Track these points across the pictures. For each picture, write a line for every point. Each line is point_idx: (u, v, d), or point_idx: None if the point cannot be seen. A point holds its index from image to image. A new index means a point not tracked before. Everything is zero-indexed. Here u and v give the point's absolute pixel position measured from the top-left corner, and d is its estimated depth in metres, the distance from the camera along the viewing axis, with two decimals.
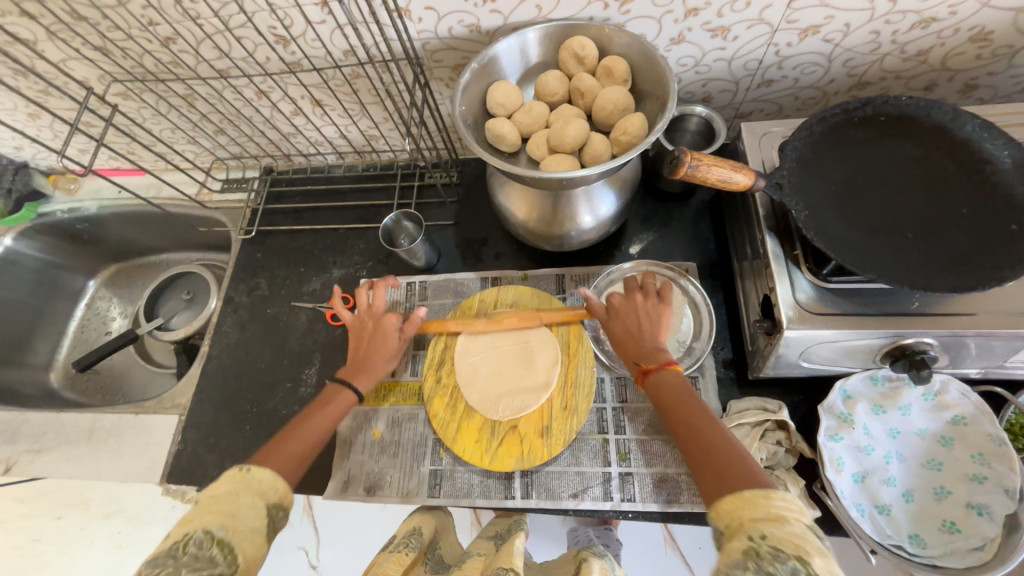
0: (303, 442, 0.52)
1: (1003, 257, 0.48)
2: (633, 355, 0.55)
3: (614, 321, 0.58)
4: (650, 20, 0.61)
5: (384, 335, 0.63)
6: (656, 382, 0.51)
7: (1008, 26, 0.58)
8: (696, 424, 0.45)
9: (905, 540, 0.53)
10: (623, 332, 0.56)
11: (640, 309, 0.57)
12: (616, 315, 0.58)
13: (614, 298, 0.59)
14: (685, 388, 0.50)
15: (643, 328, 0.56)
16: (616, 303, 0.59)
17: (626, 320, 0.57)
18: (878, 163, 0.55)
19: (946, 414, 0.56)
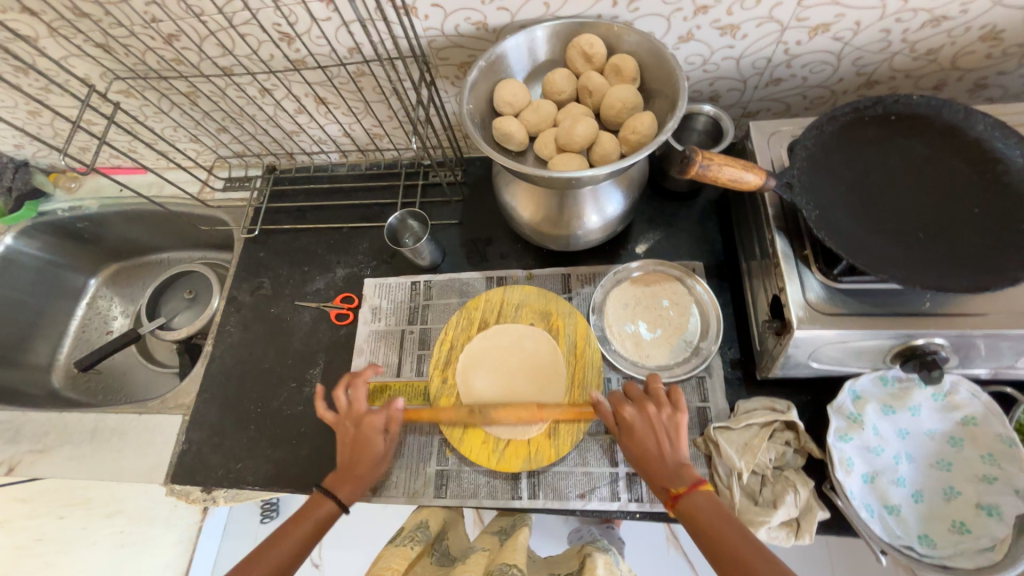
0: (277, 557, 0.51)
1: (1016, 258, 0.47)
2: (660, 481, 0.51)
3: (631, 437, 0.54)
4: (659, 18, 0.60)
5: (369, 443, 0.59)
6: (686, 506, 0.48)
7: (1019, 25, 0.58)
8: (737, 556, 0.43)
9: (914, 541, 0.53)
10: (642, 452, 0.53)
11: (656, 422, 0.54)
12: (628, 429, 0.54)
13: (625, 413, 0.54)
14: (720, 512, 0.47)
15: (658, 445, 0.52)
16: (629, 417, 0.54)
17: (643, 438, 0.53)
18: (889, 163, 0.55)
19: (956, 414, 0.56)
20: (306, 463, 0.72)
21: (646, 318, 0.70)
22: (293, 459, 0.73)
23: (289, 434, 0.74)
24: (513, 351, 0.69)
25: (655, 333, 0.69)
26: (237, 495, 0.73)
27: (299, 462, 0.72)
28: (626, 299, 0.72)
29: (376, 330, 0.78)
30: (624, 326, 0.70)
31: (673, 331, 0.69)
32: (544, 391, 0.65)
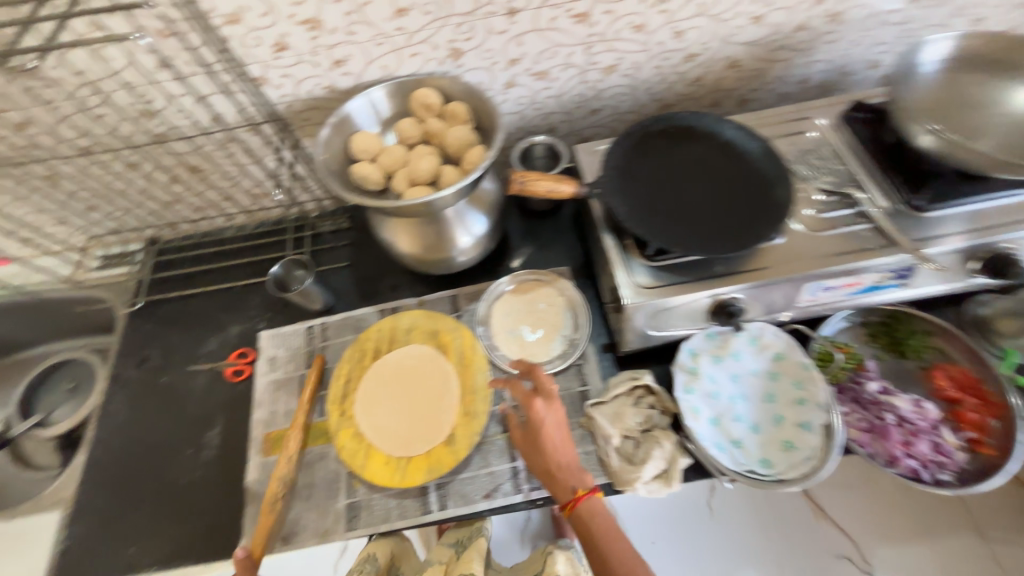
0: None
1: (765, 222, 0.62)
2: (565, 479, 0.59)
3: (538, 435, 0.61)
4: (483, 71, 0.73)
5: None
6: (581, 511, 0.57)
7: (746, 56, 0.78)
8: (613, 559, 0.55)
9: (757, 466, 0.63)
10: (551, 449, 0.61)
11: (561, 423, 0.62)
12: (538, 432, 0.61)
13: (535, 408, 0.61)
14: (604, 514, 0.58)
15: (560, 443, 0.61)
16: (540, 413, 0.61)
17: (552, 437, 0.61)
18: (671, 163, 0.69)
19: (769, 353, 0.67)
20: (210, 528, 0.70)
21: (527, 322, 0.79)
22: (194, 527, 0.70)
23: (188, 503, 0.72)
24: (399, 374, 0.72)
25: (536, 334, 0.78)
26: None
27: (201, 529, 0.70)
28: (509, 308, 0.81)
29: (274, 380, 0.79)
30: (508, 332, 0.78)
31: (551, 329, 0.78)
32: (439, 404, 0.69)
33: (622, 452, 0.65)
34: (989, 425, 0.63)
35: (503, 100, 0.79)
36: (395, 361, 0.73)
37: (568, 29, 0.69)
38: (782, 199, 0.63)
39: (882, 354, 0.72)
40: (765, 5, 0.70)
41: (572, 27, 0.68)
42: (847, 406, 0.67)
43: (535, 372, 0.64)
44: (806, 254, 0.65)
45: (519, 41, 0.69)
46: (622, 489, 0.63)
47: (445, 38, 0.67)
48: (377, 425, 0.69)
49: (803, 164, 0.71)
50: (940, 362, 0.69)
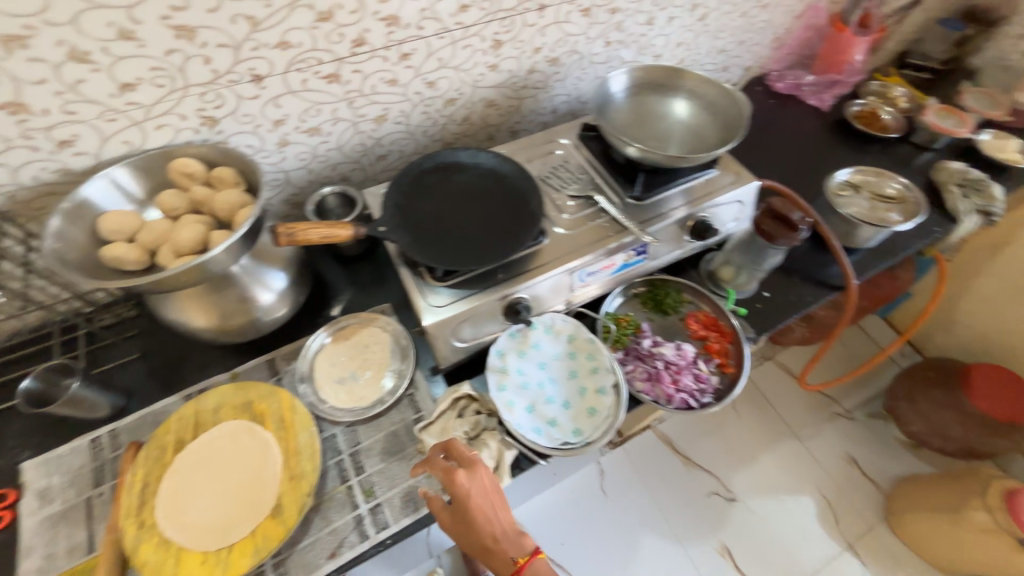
0: None
1: (525, 232, 0.73)
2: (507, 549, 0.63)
3: (475, 517, 0.61)
4: (248, 133, 0.74)
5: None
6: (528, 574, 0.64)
7: (497, 96, 0.93)
8: None
9: (571, 436, 0.71)
10: (485, 523, 0.62)
11: (490, 491, 0.63)
12: (476, 515, 0.62)
13: (459, 485, 0.61)
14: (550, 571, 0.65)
15: (493, 514, 0.63)
16: (466, 488, 0.61)
17: (484, 510, 0.62)
18: (445, 194, 0.77)
19: (564, 336, 0.78)
20: None
21: (354, 365, 0.80)
22: None
23: None
24: (211, 459, 0.66)
25: (364, 375, 0.79)
26: None
27: None
28: (334, 357, 0.80)
29: (48, 516, 0.65)
30: (335, 381, 0.78)
31: (378, 367, 0.80)
32: (261, 478, 0.65)
33: None
34: (726, 350, 0.83)
35: (282, 158, 0.80)
36: (204, 447, 0.67)
37: (323, 88, 0.74)
38: (536, 210, 0.75)
39: (652, 315, 0.88)
40: (495, 56, 0.85)
41: (327, 86, 0.74)
42: (632, 363, 0.81)
43: (452, 447, 0.64)
44: (567, 248, 0.78)
45: (277, 103, 0.72)
46: None
47: (192, 107, 0.67)
48: (187, 525, 0.61)
49: (554, 178, 0.86)
50: (692, 311, 0.89)
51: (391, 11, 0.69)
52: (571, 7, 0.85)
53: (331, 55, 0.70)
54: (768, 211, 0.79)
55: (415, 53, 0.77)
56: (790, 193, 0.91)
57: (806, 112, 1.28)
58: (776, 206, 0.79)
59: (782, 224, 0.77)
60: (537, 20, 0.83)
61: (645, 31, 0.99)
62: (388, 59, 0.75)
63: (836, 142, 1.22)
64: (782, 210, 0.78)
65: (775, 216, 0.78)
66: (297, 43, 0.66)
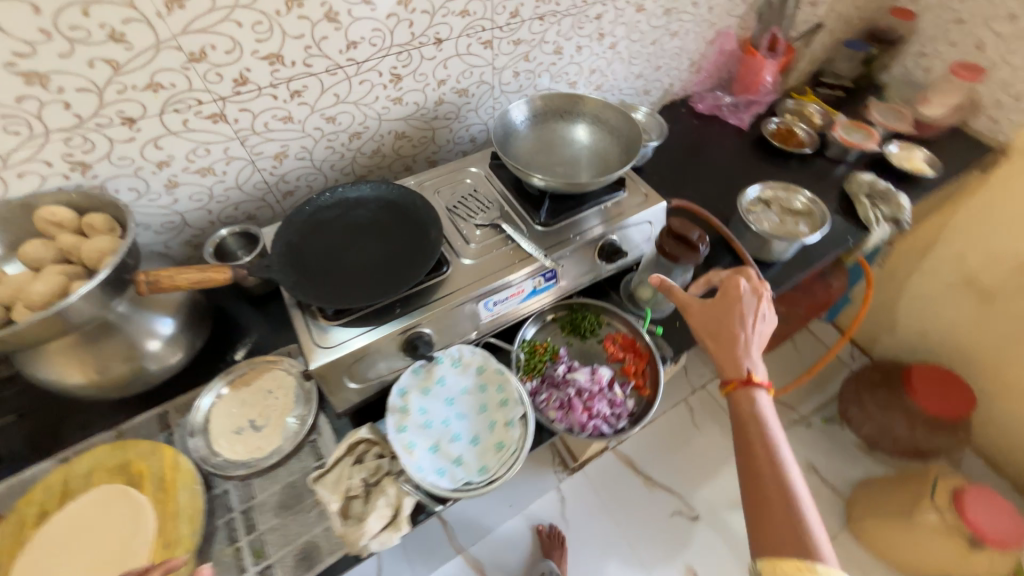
0: None
1: (422, 263, 0.71)
2: (734, 365, 0.72)
3: (729, 314, 0.75)
4: (129, 177, 0.71)
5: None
6: (739, 395, 0.71)
7: (408, 128, 0.93)
8: (752, 450, 0.67)
9: (477, 476, 0.68)
10: (730, 324, 0.74)
11: (740, 310, 0.75)
12: (732, 318, 0.74)
13: (738, 284, 0.77)
14: (752, 410, 0.70)
15: (750, 323, 0.74)
16: (738, 290, 0.76)
17: (733, 318, 0.74)
18: (344, 230, 0.75)
19: (473, 369, 0.75)
20: None
21: (254, 413, 0.76)
22: None
23: None
24: (76, 530, 0.61)
25: (264, 423, 0.75)
26: None
27: None
28: (233, 405, 0.76)
29: None
30: (231, 432, 0.73)
31: (280, 413, 0.76)
32: (131, 546, 0.60)
33: (352, 513, 0.64)
34: (643, 371, 0.82)
35: (174, 200, 0.77)
36: (71, 516, 0.61)
37: (209, 128, 0.72)
38: (434, 240, 0.73)
39: (570, 340, 0.87)
40: (397, 90, 0.85)
41: (212, 126, 0.72)
42: (545, 392, 0.79)
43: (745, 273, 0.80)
44: (470, 278, 0.76)
45: (157, 145, 0.70)
46: (355, 552, 0.62)
47: (57, 153, 0.63)
48: None
49: (462, 207, 0.85)
50: (610, 333, 0.88)
51: (272, 49, 0.68)
52: (471, 40, 0.86)
53: (211, 96, 0.68)
54: (667, 231, 0.80)
55: (307, 89, 0.75)
56: (698, 209, 0.94)
57: (727, 131, 1.32)
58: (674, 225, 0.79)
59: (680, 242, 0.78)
60: (435, 54, 0.84)
61: (554, 60, 1.01)
62: (278, 97, 0.74)
63: (755, 158, 1.25)
64: (681, 228, 0.79)
65: (674, 235, 0.79)
66: (169, 85, 0.64)
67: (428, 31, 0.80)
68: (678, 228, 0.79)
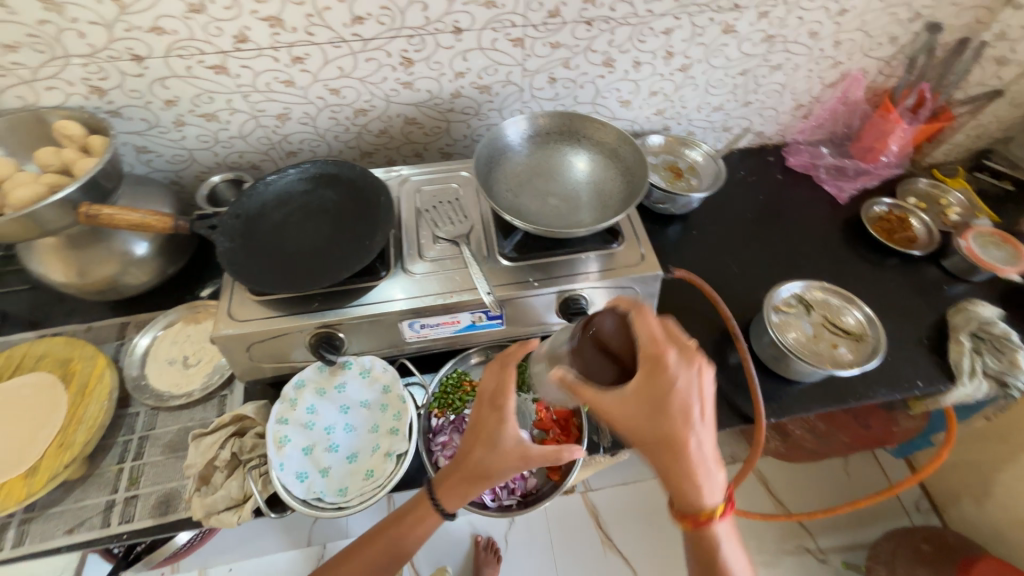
0: None
1: (354, 263, 0.67)
2: (695, 496, 0.53)
3: (675, 416, 0.49)
4: (139, 108, 0.76)
5: (491, 431, 0.58)
6: (701, 526, 0.54)
7: (420, 114, 0.87)
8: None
9: (334, 495, 0.65)
10: (676, 428, 0.49)
11: (687, 405, 0.49)
12: (676, 416, 0.49)
13: (679, 372, 0.48)
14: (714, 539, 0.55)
15: (705, 434, 0.50)
16: (682, 376, 0.49)
17: (679, 416, 0.49)
18: (303, 209, 0.74)
19: (378, 385, 0.72)
20: None
21: (189, 351, 0.80)
22: None
23: None
24: (9, 403, 0.70)
25: (193, 364, 0.79)
26: None
27: None
28: (177, 338, 0.81)
29: None
30: (164, 361, 0.79)
31: (209, 359, 0.79)
32: (35, 433, 0.67)
33: (211, 482, 0.66)
34: None
35: (181, 136, 0.82)
36: (11, 389, 0.71)
37: (211, 78, 0.74)
38: (376, 242, 0.69)
39: None
40: (408, 74, 0.79)
41: (215, 77, 0.74)
42: (446, 435, 0.73)
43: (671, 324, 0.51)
44: (404, 292, 0.70)
45: (164, 84, 0.74)
46: (198, 520, 0.64)
47: (77, 75, 0.70)
48: None
49: (434, 213, 0.79)
50: None
51: (271, 12, 0.67)
52: (496, 34, 0.77)
53: (213, 48, 0.70)
54: (589, 335, 0.51)
55: (308, 57, 0.74)
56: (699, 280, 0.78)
57: (819, 198, 1.06)
58: (602, 328, 0.51)
59: (603, 363, 0.50)
60: (454, 43, 0.76)
61: (604, 73, 0.87)
62: (279, 60, 0.73)
63: (838, 242, 0.99)
64: (613, 339, 0.50)
65: (597, 348, 0.50)
66: (171, 31, 0.67)
67: (444, 18, 0.73)
68: (605, 338, 0.50)
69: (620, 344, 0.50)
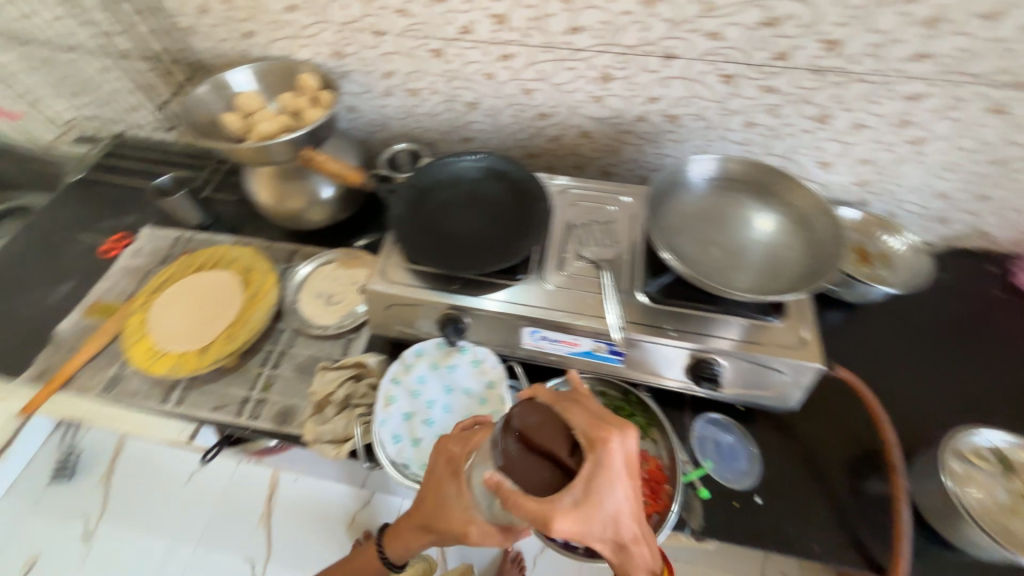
0: None
1: (500, 260, 0.69)
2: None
3: (619, 504, 0.42)
4: (362, 74, 0.87)
5: (444, 490, 0.54)
6: None
7: (597, 129, 0.87)
8: None
9: (418, 467, 0.68)
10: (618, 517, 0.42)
11: (627, 489, 0.43)
12: (619, 506, 0.42)
13: (618, 453, 0.42)
14: None
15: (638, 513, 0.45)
16: (620, 458, 0.42)
17: (621, 503, 0.42)
18: (465, 194, 0.78)
19: (484, 379, 0.73)
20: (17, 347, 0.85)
21: (334, 290, 0.90)
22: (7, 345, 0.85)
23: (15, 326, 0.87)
24: (202, 289, 0.85)
25: (334, 302, 0.88)
26: None
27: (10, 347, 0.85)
28: (327, 276, 0.92)
29: (130, 264, 0.95)
30: (314, 293, 0.90)
31: (347, 303, 0.88)
32: (214, 320, 0.81)
33: (322, 412, 0.73)
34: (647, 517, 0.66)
35: (385, 105, 0.92)
36: (206, 278, 0.86)
37: (428, 60, 0.81)
38: (526, 245, 0.70)
39: None
40: (601, 89, 0.79)
41: (431, 60, 0.81)
42: None
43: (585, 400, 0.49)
44: (535, 300, 0.70)
45: (389, 58, 0.83)
46: (305, 441, 0.71)
47: (328, 39, 0.82)
48: (158, 320, 0.81)
49: (585, 230, 0.78)
50: (645, 451, 0.72)
51: (500, 10, 0.71)
52: (707, 67, 0.72)
53: (439, 34, 0.77)
54: (515, 435, 0.43)
55: (516, 56, 0.77)
56: (862, 389, 0.68)
57: None
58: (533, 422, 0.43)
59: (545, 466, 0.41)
60: (659, 68, 0.74)
61: (814, 129, 0.77)
62: (489, 55, 0.78)
63: None
64: (546, 434, 0.42)
65: (525, 447, 0.42)
66: (412, 14, 0.75)
67: (659, 42, 0.70)
68: (542, 435, 0.42)
69: (547, 438, 0.42)
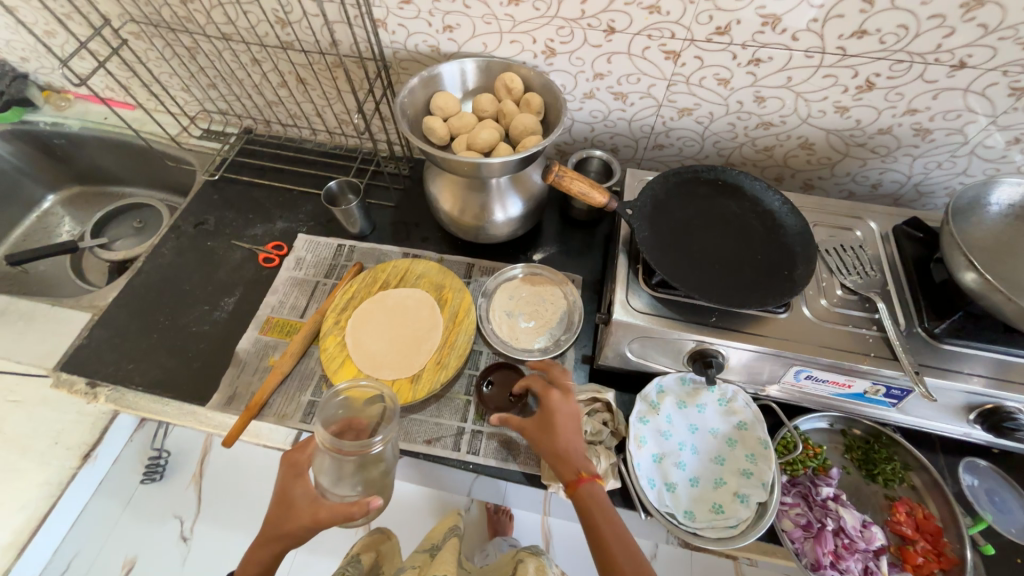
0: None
1: (771, 293, 0.63)
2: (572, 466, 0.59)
3: (554, 417, 0.63)
4: (568, 74, 0.79)
5: (291, 496, 0.58)
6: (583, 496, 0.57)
7: (823, 142, 0.79)
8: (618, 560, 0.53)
9: (680, 513, 0.62)
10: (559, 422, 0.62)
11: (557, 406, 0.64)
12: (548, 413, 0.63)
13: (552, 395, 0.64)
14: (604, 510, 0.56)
15: (571, 434, 0.61)
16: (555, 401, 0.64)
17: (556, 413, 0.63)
18: (707, 213, 0.71)
19: (733, 418, 0.68)
20: (194, 373, 0.79)
21: (526, 310, 0.82)
22: (183, 368, 0.79)
23: (187, 346, 0.81)
24: (395, 309, 0.80)
25: (529, 323, 0.80)
26: (121, 397, 0.78)
27: (189, 371, 0.79)
28: (513, 293, 0.83)
29: (295, 276, 0.88)
30: (505, 312, 0.81)
31: (543, 324, 0.80)
32: (420, 345, 0.76)
33: None
34: (932, 573, 0.62)
35: (579, 107, 0.84)
36: (397, 296, 0.81)
37: (657, 62, 0.73)
38: (798, 277, 0.64)
39: (849, 467, 0.70)
40: (853, 99, 0.71)
41: (662, 62, 0.73)
42: (793, 498, 0.67)
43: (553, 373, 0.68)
44: (807, 337, 0.64)
45: (609, 59, 0.74)
46: (548, 483, 0.66)
47: (545, 35, 0.74)
48: (358, 344, 0.76)
49: (835, 257, 0.71)
50: (909, 499, 0.67)
51: (778, 10, 0.63)
52: (1000, 79, 0.64)
53: (686, 34, 0.69)
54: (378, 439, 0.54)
55: (768, 61, 0.69)
56: None
57: None
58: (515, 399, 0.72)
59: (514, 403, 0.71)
60: (940, 79, 0.66)
61: None
62: (736, 58, 0.70)
63: None
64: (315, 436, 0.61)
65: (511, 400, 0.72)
66: (664, 12, 0.67)
67: (957, 50, 0.62)
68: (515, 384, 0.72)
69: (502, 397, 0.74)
